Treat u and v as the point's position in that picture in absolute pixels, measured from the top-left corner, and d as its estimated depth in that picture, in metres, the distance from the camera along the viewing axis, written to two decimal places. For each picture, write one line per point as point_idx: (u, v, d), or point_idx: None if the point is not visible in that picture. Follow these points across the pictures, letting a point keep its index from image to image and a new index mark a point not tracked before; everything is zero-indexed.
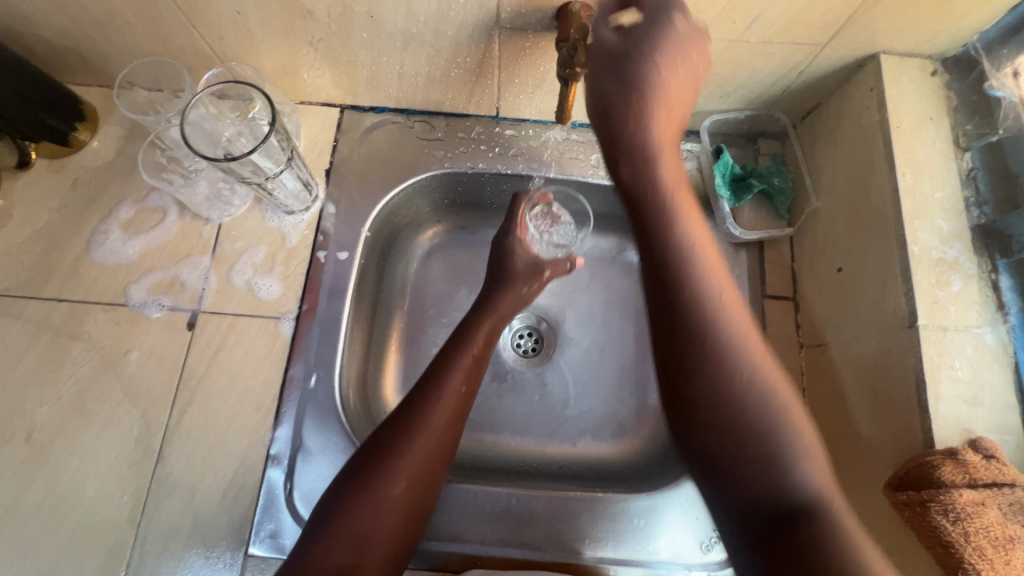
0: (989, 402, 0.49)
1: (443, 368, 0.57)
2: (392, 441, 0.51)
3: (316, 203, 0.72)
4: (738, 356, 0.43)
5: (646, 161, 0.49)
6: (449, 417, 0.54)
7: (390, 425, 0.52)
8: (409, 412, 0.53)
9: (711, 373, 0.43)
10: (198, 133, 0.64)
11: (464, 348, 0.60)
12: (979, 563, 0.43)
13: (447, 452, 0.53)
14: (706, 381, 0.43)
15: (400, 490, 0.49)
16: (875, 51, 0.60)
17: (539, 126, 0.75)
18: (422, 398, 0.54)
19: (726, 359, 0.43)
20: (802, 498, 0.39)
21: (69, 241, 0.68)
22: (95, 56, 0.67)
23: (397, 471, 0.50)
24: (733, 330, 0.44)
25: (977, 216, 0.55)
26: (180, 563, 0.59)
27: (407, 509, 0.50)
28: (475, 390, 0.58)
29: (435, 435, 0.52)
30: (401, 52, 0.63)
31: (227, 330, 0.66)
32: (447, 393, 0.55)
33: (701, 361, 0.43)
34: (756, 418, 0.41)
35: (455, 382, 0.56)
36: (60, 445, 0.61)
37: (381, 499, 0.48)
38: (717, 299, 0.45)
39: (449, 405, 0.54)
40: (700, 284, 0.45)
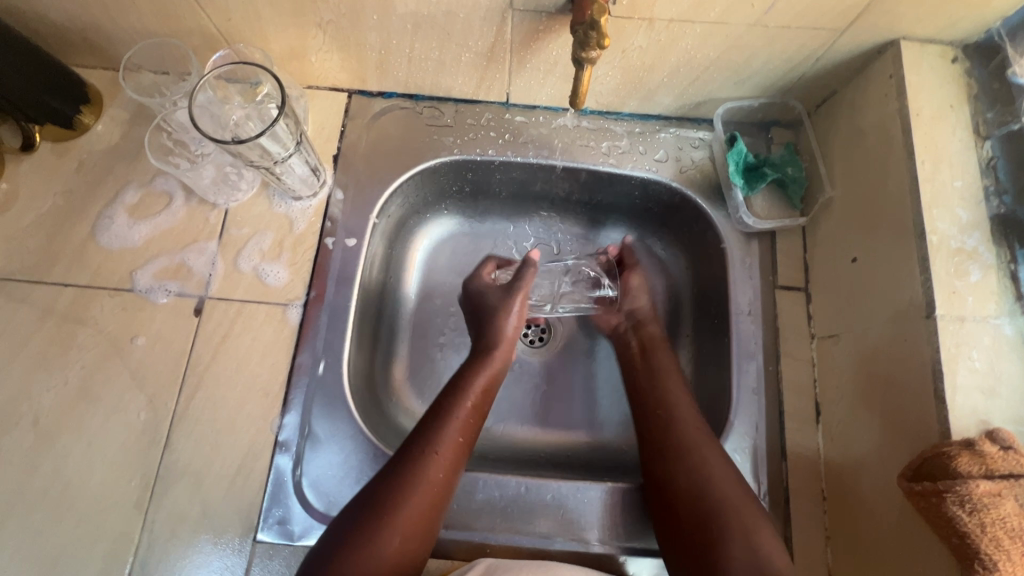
0: (1006, 393, 0.49)
1: (441, 418, 0.58)
2: (392, 492, 0.52)
3: (324, 188, 0.71)
4: (700, 449, 0.58)
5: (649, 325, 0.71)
6: (447, 471, 0.55)
7: (387, 477, 0.54)
8: (409, 461, 0.54)
9: (686, 459, 0.57)
10: (207, 115, 0.64)
11: (460, 394, 0.61)
12: (995, 553, 0.43)
13: (442, 507, 0.54)
14: (680, 459, 0.57)
15: (396, 545, 0.50)
16: (894, 37, 0.59)
17: (550, 113, 0.74)
18: (420, 448, 0.55)
19: (690, 443, 0.58)
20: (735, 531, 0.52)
21: (74, 226, 0.67)
22: (99, 37, 0.66)
23: (390, 528, 0.50)
24: (698, 432, 0.59)
25: (996, 205, 0.55)
26: (190, 548, 0.59)
27: (400, 565, 0.50)
28: (473, 440, 0.59)
29: (432, 489, 0.54)
30: (411, 35, 0.62)
31: (234, 316, 0.66)
32: (444, 444, 0.56)
33: (679, 447, 0.58)
34: (721, 499, 0.54)
35: (452, 434, 0.57)
36: (67, 430, 0.61)
37: (376, 553, 0.49)
38: (685, 407, 0.62)
39: (449, 458, 0.56)
40: (674, 392, 0.64)
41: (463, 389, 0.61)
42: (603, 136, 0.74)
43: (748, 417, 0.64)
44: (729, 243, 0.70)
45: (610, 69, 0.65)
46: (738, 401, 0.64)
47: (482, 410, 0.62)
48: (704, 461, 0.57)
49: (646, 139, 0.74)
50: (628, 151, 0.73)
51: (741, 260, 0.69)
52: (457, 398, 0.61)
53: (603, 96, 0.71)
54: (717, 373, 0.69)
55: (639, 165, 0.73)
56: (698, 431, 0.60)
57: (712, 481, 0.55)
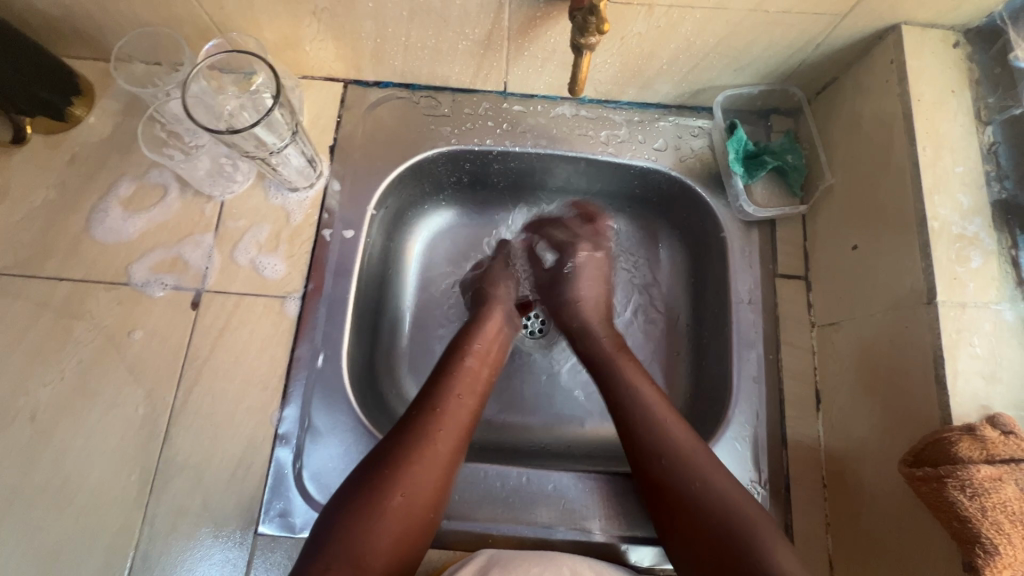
0: (1007, 378, 0.49)
1: (444, 377, 0.59)
2: (398, 448, 0.52)
3: (320, 179, 0.70)
4: (702, 478, 0.51)
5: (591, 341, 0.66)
6: (453, 431, 0.55)
7: (393, 436, 0.54)
8: (412, 418, 0.55)
9: (688, 491, 0.51)
10: (202, 105, 0.63)
11: (463, 353, 0.62)
12: (996, 537, 0.43)
13: (451, 464, 0.54)
14: (678, 492, 0.51)
15: (405, 500, 0.50)
16: (896, 21, 0.58)
17: (548, 102, 0.74)
18: (420, 408, 0.55)
19: (688, 471, 0.52)
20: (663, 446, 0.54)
21: (68, 220, 0.67)
22: (90, 27, 0.65)
23: (393, 484, 0.50)
24: (700, 459, 0.53)
25: (997, 190, 0.54)
26: (190, 542, 0.59)
27: (407, 523, 0.49)
28: (479, 400, 0.59)
29: (435, 443, 0.53)
30: (408, 23, 0.61)
31: (232, 309, 0.65)
32: (448, 403, 0.56)
33: (677, 476, 0.52)
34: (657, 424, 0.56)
35: (453, 392, 0.57)
36: (64, 425, 0.61)
37: (384, 507, 0.49)
38: (673, 429, 0.55)
39: (455, 415, 0.56)
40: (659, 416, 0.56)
41: (463, 349, 0.62)
42: (601, 125, 0.73)
43: (748, 406, 0.64)
44: (729, 232, 0.70)
45: (609, 56, 0.64)
46: (738, 390, 0.64)
47: (485, 371, 0.62)
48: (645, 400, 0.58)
49: (645, 128, 0.73)
50: (627, 140, 0.73)
51: (741, 249, 0.69)
52: (459, 360, 0.61)
53: (602, 85, 0.70)
54: (717, 362, 0.69)
55: (638, 154, 0.72)
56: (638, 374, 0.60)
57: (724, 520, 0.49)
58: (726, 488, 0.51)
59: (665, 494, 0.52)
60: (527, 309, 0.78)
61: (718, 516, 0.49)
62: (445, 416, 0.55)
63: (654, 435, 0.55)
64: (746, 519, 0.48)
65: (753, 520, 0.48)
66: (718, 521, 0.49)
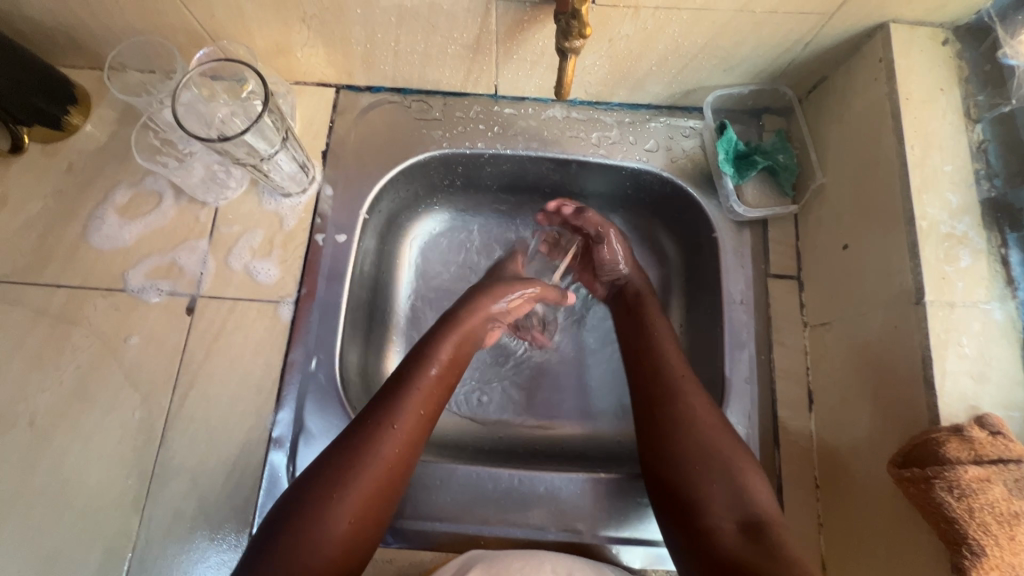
0: (996, 378, 0.49)
1: (402, 390, 0.57)
2: (345, 463, 0.51)
3: (313, 184, 0.71)
4: (698, 417, 0.56)
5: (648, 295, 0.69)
6: (400, 446, 0.54)
7: (340, 448, 0.52)
8: (364, 432, 0.53)
9: (680, 430, 0.55)
10: (192, 114, 0.64)
11: (427, 363, 0.59)
12: (983, 538, 0.42)
13: (392, 482, 0.53)
14: (676, 437, 0.55)
15: (343, 520, 0.49)
16: (884, 20, 0.58)
17: (539, 104, 0.74)
18: (375, 421, 0.54)
19: (687, 412, 0.56)
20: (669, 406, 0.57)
21: (65, 227, 0.68)
22: (84, 37, 0.66)
23: (338, 502, 0.49)
24: (709, 428, 0.55)
25: (987, 188, 0.54)
26: (186, 545, 0.60)
27: (349, 538, 0.49)
28: (434, 415, 0.58)
29: (383, 463, 0.52)
30: (396, 28, 0.61)
31: (226, 314, 0.66)
32: (401, 417, 0.55)
33: (675, 413, 0.56)
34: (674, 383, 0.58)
35: (410, 408, 0.56)
36: (63, 430, 0.62)
37: (325, 524, 0.48)
38: (684, 372, 0.60)
39: (407, 432, 0.54)
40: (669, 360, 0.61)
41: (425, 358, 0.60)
42: (592, 127, 0.73)
43: (740, 407, 0.64)
44: (720, 232, 0.69)
45: (597, 58, 0.64)
46: (730, 391, 0.64)
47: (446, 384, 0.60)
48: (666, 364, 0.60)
49: (636, 129, 0.73)
50: (618, 141, 0.73)
51: (733, 249, 0.69)
52: (420, 372, 0.58)
53: (592, 86, 0.70)
54: (709, 362, 0.69)
55: (629, 155, 0.72)
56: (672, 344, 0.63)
57: (708, 451, 0.53)
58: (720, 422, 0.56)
59: (660, 441, 0.56)
60: None
61: (705, 449, 0.53)
62: (398, 429, 0.54)
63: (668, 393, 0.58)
64: (731, 450, 0.54)
65: (739, 453, 0.53)
66: (701, 453, 0.53)
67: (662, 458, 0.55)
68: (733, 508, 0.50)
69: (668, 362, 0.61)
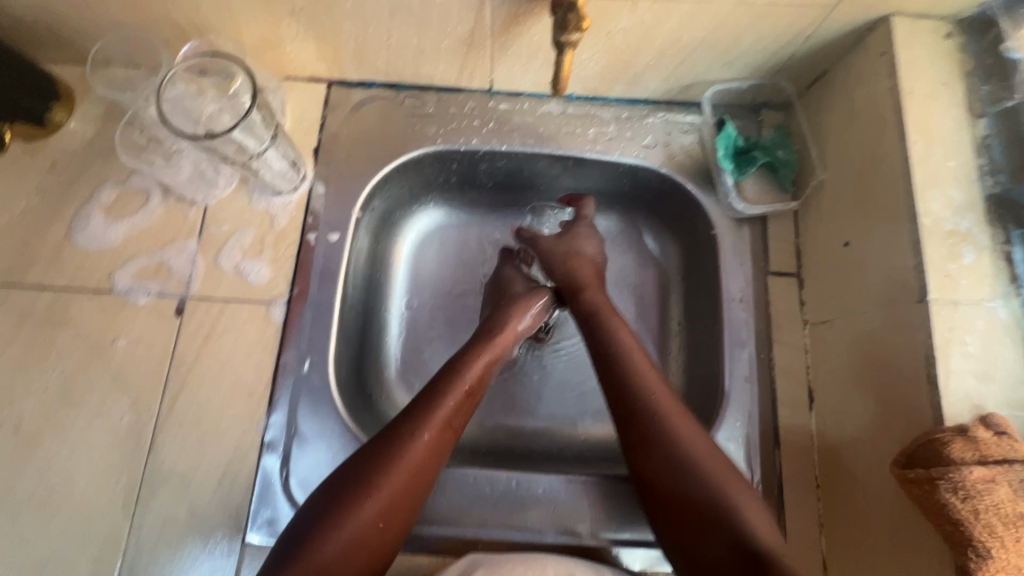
0: (1000, 377, 0.48)
1: (434, 394, 0.56)
2: (375, 469, 0.50)
3: (304, 182, 0.69)
4: (677, 428, 0.54)
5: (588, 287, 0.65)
6: (431, 452, 0.53)
7: (369, 454, 0.51)
8: (391, 438, 0.52)
9: (662, 444, 0.53)
10: (179, 111, 0.62)
11: (458, 371, 0.58)
12: (988, 540, 0.42)
13: (422, 486, 0.52)
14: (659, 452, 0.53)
15: (373, 524, 0.49)
16: (886, 12, 0.57)
17: (535, 99, 0.73)
18: (406, 426, 0.53)
19: (667, 421, 0.54)
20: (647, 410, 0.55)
21: (49, 227, 0.66)
22: (67, 31, 0.64)
23: (369, 507, 0.49)
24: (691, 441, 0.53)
25: (990, 184, 0.53)
26: (178, 551, 0.58)
27: (377, 542, 0.49)
28: (462, 422, 0.57)
29: (415, 468, 0.51)
30: (388, 21, 0.60)
31: (217, 315, 0.65)
32: (432, 422, 0.54)
33: (657, 431, 0.54)
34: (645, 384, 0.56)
35: (440, 414, 0.55)
36: (50, 435, 0.60)
37: (355, 529, 0.48)
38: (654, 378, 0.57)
39: (437, 438, 0.54)
40: (639, 364, 0.58)
41: (458, 367, 0.58)
42: (589, 123, 0.72)
43: (740, 406, 0.63)
44: (720, 229, 0.68)
45: (594, 52, 0.62)
46: (730, 390, 0.63)
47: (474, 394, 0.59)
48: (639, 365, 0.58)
49: (634, 125, 0.72)
50: (615, 137, 0.71)
51: (733, 247, 0.68)
52: (453, 377, 0.57)
53: (589, 81, 0.69)
54: (709, 361, 0.68)
55: (627, 151, 0.71)
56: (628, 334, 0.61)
57: (696, 465, 0.51)
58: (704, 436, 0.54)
59: (641, 453, 0.54)
60: None
61: (690, 464, 0.52)
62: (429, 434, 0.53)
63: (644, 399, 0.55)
64: (721, 471, 0.51)
65: (722, 467, 0.51)
66: (686, 465, 0.51)
67: (652, 472, 0.53)
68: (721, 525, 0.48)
69: (638, 371, 0.57)
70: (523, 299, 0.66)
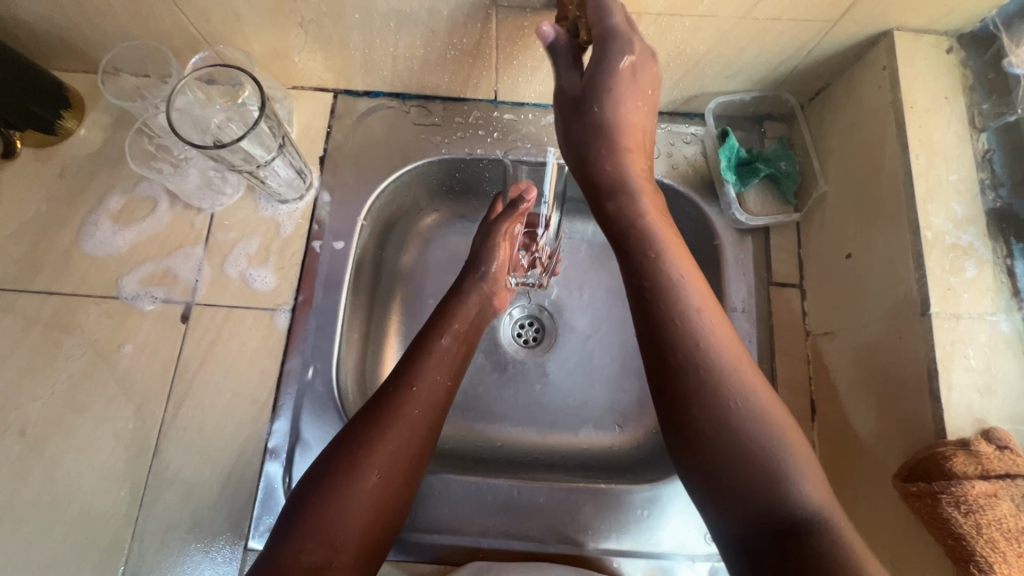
0: (1003, 391, 0.48)
1: (417, 355, 0.56)
2: (365, 433, 0.50)
3: (310, 191, 0.70)
4: (727, 382, 0.45)
5: (628, 198, 0.55)
6: (424, 408, 0.53)
7: (364, 416, 0.51)
8: (383, 399, 0.52)
9: (710, 409, 0.44)
10: (188, 120, 0.62)
11: (440, 331, 0.59)
12: (991, 555, 0.42)
13: (424, 443, 0.52)
14: (703, 412, 0.44)
15: (375, 481, 0.48)
16: (888, 28, 0.58)
17: (539, 110, 0.73)
18: (396, 385, 0.53)
19: (723, 393, 0.45)
20: (683, 363, 0.46)
21: (58, 234, 0.66)
22: (78, 41, 0.65)
23: (368, 464, 0.48)
24: (733, 395, 0.44)
25: (992, 199, 0.54)
26: (180, 557, 0.59)
27: (382, 502, 0.48)
28: (458, 380, 0.58)
29: (408, 424, 0.51)
30: (394, 33, 0.61)
31: (222, 322, 0.65)
32: (422, 379, 0.54)
33: (695, 393, 0.45)
34: (686, 336, 0.47)
35: (429, 371, 0.55)
36: (55, 440, 0.61)
37: (357, 487, 0.47)
38: (707, 324, 0.47)
39: (429, 393, 0.54)
40: (697, 323, 0.47)
41: (442, 326, 0.60)
42: None
43: None
44: (722, 239, 0.68)
45: None
46: None
47: (463, 354, 0.60)
48: (679, 310, 0.48)
49: None
50: None
51: (735, 257, 0.68)
52: (431, 335, 0.59)
53: None
54: None
55: None
56: (692, 277, 0.50)
57: (744, 430, 0.43)
58: (773, 402, 0.45)
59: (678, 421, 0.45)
60: (521, 317, 0.77)
61: (744, 441, 0.43)
62: (416, 387, 0.53)
63: (677, 353, 0.46)
64: (777, 437, 0.43)
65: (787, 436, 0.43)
66: (740, 432, 0.43)
67: (697, 439, 0.44)
68: (766, 509, 0.41)
69: (681, 314, 0.48)
70: (484, 246, 0.68)
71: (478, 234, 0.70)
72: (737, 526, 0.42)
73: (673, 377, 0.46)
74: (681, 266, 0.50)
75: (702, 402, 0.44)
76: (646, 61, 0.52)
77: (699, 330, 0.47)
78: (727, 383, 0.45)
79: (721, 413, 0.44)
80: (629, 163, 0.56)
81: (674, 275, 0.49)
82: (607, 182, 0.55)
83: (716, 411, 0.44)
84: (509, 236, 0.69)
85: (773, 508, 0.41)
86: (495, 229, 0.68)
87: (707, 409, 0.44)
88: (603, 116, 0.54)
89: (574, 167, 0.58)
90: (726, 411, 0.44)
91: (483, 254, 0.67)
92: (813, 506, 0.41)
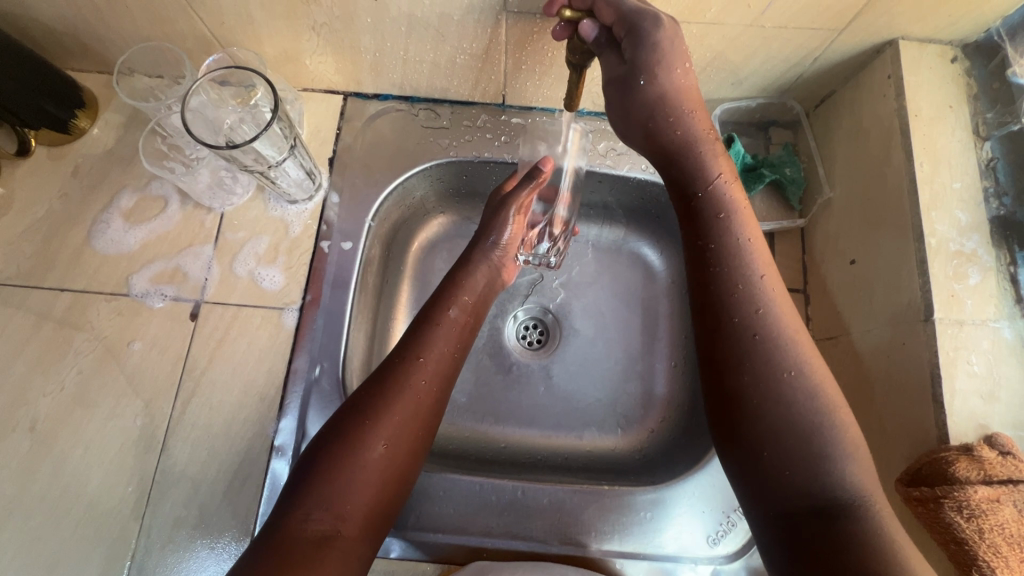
0: (1006, 397, 0.49)
1: (424, 326, 0.57)
2: (371, 404, 0.50)
3: (319, 192, 0.71)
4: (784, 352, 0.45)
5: (698, 163, 0.53)
6: (430, 378, 0.54)
7: (370, 388, 0.51)
8: (387, 370, 0.53)
9: (757, 380, 0.45)
10: (201, 120, 0.63)
11: (448, 302, 0.60)
12: (993, 560, 0.43)
13: (430, 413, 0.53)
14: (754, 381, 0.45)
15: (380, 451, 0.48)
16: (893, 37, 0.58)
17: (546, 114, 0.74)
18: (403, 356, 0.54)
19: (777, 363, 0.45)
20: (741, 330, 0.46)
21: (69, 231, 0.67)
22: (94, 41, 0.66)
23: (375, 434, 0.49)
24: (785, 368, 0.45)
25: (996, 207, 0.54)
26: (187, 553, 0.59)
27: (387, 472, 0.49)
28: (463, 351, 0.59)
29: (416, 395, 0.52)
30: (405, 37, 0.61)
31: (230, 321, 0.66)
32: (429, 351, 0.55)
33: (749, 363, 0.45)
34: (748, 302, 0.47)
35: (434, 343, 0.56)
36: (64, 435, 0.61)
37: (363, 456, 0.47)
38: (767, 294, 0.47)
39: (434, 364, 0.55)
40: (758, 292, 0.48)
41: (450, 298, 0.60)
42: (599, 138, 0.74)
43: None
44: None
45: None
46: None
47: (470, 327, 0.61)
48: (741, 279, 0.48)
49: None
50: (625, 152, 0.73)
51: None
52: (438, 308, 0.59)
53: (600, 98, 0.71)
54: None
55: (635, 166, 0.73)
56: (756, 242, 0.50)
57: (794, 403, 0.44)
58: (829, 379, 0.45)
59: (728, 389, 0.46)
60: (526, 318, 0.78)
61: (792, 416, 0.43)
62: (423, 358, 0.54)
63: (738, 319, 0.47)
64: (825, 414, 0.44)
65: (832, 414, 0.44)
66: (790, 404, 0.44)
67: (749, 409, 0.45)
68: (805, 489, 0.42)
69: (739, 284, 0.48)
70: (495, 218, 0.66)
71: (491, 206, 0.69)
72: (772, 504, 0.43)
73: (727, 343, 0.47)
74: (749, 238, 0.50)
75: (754, 371, 0.45)
76: (676, 27, 0.51)
77: (762, 298, 0.47)
78: (784, 351, 0.45)
79: (771, 383, 0.44)
80: (694, 127, 0.54)
81: (738, 239, 0.50)
82: (673, 150, 0.54)
83: (766, 382, 0.45)
84: (522, 209, 0.67)
85: (814, 489, 0.42)
86: (509, 201, 0.66)
87: (757, 378, 0.45)
88: (659, 83, 0.52)
89: (638, 140, 0.57)
90: (775, 384, 0.44)
91: (493, 225, 0.66)
92: (855, 491, 0.41)
